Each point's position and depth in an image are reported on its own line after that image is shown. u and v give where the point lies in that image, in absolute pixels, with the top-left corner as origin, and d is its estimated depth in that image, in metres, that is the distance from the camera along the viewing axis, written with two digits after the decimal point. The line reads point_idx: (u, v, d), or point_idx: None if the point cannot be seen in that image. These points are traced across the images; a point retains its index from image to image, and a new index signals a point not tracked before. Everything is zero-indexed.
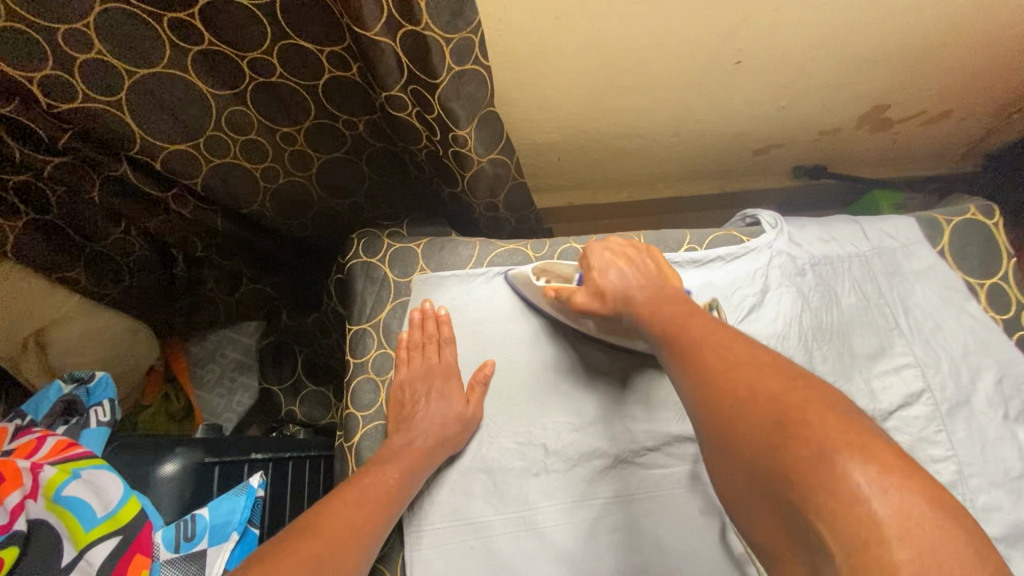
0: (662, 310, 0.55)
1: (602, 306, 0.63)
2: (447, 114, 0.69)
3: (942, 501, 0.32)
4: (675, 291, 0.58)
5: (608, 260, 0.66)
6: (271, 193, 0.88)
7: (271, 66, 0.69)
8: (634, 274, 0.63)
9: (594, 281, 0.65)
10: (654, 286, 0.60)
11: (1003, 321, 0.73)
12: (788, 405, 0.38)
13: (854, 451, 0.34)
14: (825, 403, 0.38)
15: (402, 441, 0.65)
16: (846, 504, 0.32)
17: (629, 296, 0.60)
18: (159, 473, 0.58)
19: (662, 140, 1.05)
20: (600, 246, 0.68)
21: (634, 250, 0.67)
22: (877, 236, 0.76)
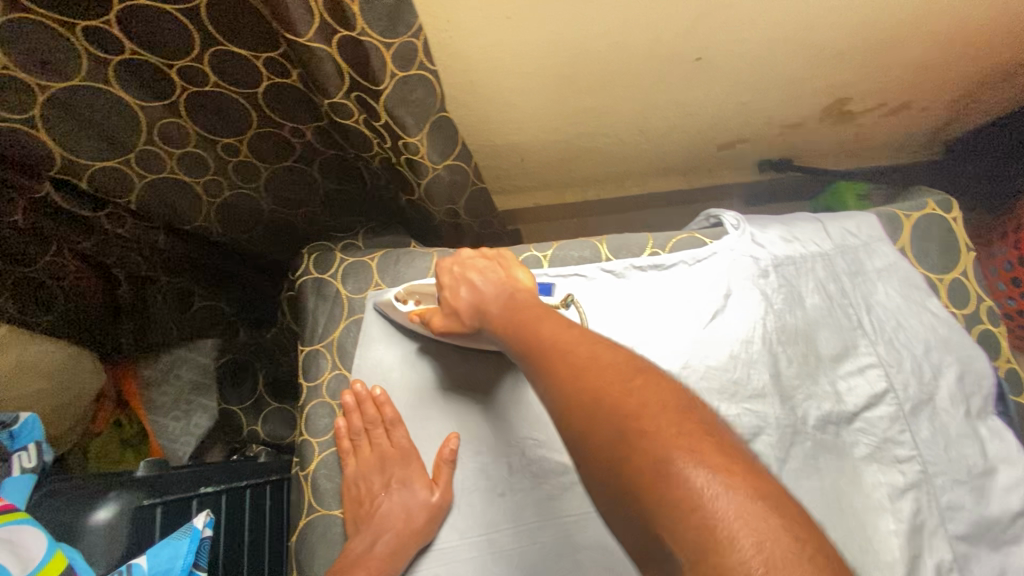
0: (514, 320, 0.53)
1: (460, 323, 0.62)
2: (395, 121, 0.65)
3: (756, 489, 0.34)
4: (523, 303, 0.56)
5: (460, 277, 0.63)
6: (216, 207, 0.83)
7: (203, 74, 0.64)
8: (483, 285, 0.60)
9: (448, 299, 0.62)
10: (506, 299, 0.58)
11: (963, 316, 0.73)
12: (629, 412, 0.38)
13: (682, 448, 0.35)
14: (658, 402, 0.39)
15: (371, 523, 0.61)
16: (686, 508, 0.33)
17: (482, 311, 0.58)
18: (90, 521, 0.55)
19: (626, 138, 1.03)
20: (448, 260, 0.64)
21: (487, 258, 0.65)
22: (839, 234, 0.76)
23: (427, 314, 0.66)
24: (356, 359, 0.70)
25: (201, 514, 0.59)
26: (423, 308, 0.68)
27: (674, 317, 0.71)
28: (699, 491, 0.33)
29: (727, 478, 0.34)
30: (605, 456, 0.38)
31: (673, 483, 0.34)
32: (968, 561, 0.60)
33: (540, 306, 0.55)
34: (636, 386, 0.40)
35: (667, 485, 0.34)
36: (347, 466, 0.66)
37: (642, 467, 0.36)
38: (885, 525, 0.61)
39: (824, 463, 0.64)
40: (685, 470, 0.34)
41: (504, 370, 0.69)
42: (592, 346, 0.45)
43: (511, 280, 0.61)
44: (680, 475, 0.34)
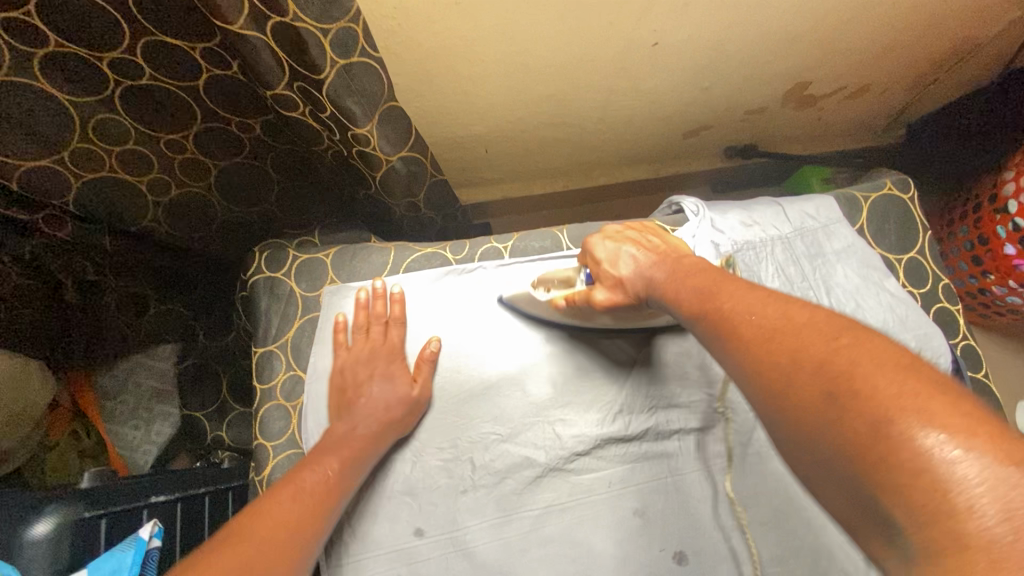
0: (681, 292, 0.50)
1: (625, 296, 0.58)
2: (341, 112, 0.63)
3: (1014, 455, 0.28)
4: (687, 268, 0.52)
5: (619, 246, 0.60)
6: (164, 205, 0.81)
7: (137, 67, 0.62)
8: (641, 256, 0.58)
9: (609, 272, 0.59)
10: (671, 263, 0.54)
11: (921, 294, 0.74)
12: (839, 371, 0.34)
13: (911, 409, 0.31)
14: (877, 359, 0.34)
15: (346, 429, 0.61)
16: (914, 471, 0.29)
17: (650, 283, 0.55)
18: (28, 534, 0.51)
19: (590, 127, 1.02)
20: (597, 237, 0.63)
21: (645, 230, 0.64)
22: (798, 217, 0.75)
23: (578, 295, 0.62)
24: (311, 358, 0.68)
25: (148, 526, 0.57)
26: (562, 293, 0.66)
27: None
28: (934, 455, 0.29)
29: (970, 438, 0.29)
30: (809, 421, 0.35)
31: (910, 449, 0.29)
32: None
33: (699, 267, 0.52)
34: (848, 339, 0.36)
35: (894, 449, 0.30)
36: (336, 356, 0.67)
37: (857, 426, 0.32)
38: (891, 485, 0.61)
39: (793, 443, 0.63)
40: (918, 428, 0.30)
41: (575, 349, 0.69)
42: (774, 304, 0.42)
43: (677, 249, 0.58)
44: (908, 434, 0.30)
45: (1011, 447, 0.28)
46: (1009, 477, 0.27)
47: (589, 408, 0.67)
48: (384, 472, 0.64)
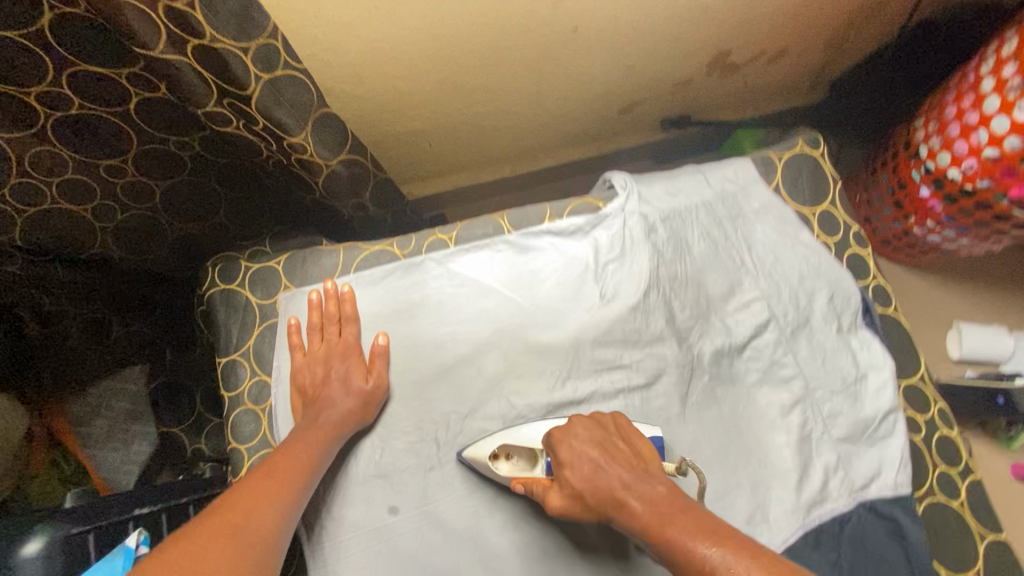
0: (673, 533, 0.48)
1: (584, 509, 0.56)
2: (272, 123, 0.66)
3: None
4: (673, 509, 0.50)
5: (581, 448, 0.57)
6: (112, 230, 0.83)
7: (65, 98, 0.63)
8: (595, 458, 0.56)
9: (569, 478, 0.56)
10: (643, 487, 0.52)
11: (834, 242, 0.80)
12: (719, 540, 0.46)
13: None
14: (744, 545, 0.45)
15: (318, 414, 0.66)
16: None
17: (621, 507, 0.52)
18: (20, 554, 0.55)
19: (526, 113, 1.06)
20: (566, 432, 0.59)
21: (602, 426, 0.60)
22: (719, 182, 0.81)
23: (536, 488, 0.60)
24: (274, 363, 0.71)
25: (135, 534, 0.60)
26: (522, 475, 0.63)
27: (577, 285, 0.76)
28: None
29: None
30: None
31: None
32: (850, 460, 0.70)
33: (687, 509, 0.50)
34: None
35: None
36: (293, 359, 0.70)
37: None
38: (778, 440, 0.70)
39: (721, 392, 0.72)
40: None
41: (516, 332, 0.74)
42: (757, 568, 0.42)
43: (641, 459, 0.57)
44: None
45: None
46: None
47: (539, 378, 0.72)
48: (356, 456, 0.69)
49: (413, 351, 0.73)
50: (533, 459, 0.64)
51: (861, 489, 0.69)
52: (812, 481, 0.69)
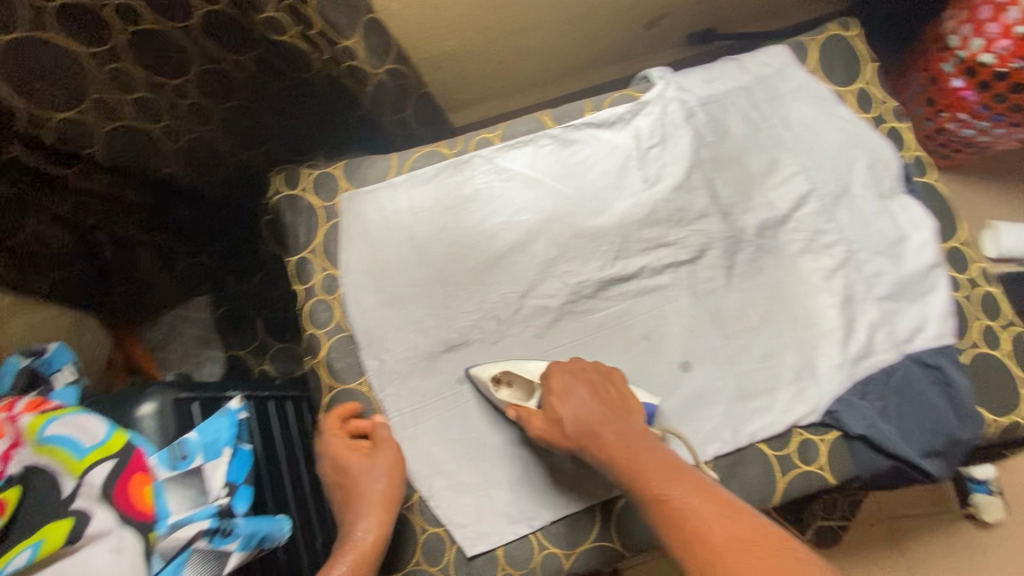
0: (638, 467, 0.60)
1: (560, 432, 0.65)
2: (329, 25, 0.71)
3: (756, 536, 0.51)
4: (636, 443, 0.62)
5: (570, 383, 0.67)
6: (179, 149, 0.88)
7: (139, 11, 0.67)
8: (583, 397, 0.65)
9: (551, 407, 0.66)
10: (620, 427, 0.64)
11: (870, 119, 0.82)
12: (683, 474, 0.59)
13: (714, 510, 0.54)
14: (693, 481, 0.58)
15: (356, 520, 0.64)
16: (700, 533, 0.53)
17: (596, 436, 0.63)
18: (137, 413, 0.60)
19: (555, 29, 1.07)
20: (561, 366, 0.68)
21: (595, 367, 0.69)
22: (755, 67, 0.82)
23: (523, 415, 0.67)
24: (342, 256, 0.76)
25: (235, 400, 0.64)
26: (515, 404, 0.69)
27: (622, 171, 0.78)
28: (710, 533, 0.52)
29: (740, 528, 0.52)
30: (654, 497, 0.57)
31: (699, 526, 0.53)
32: (894, 315, 0.73)
33: (645, 445, 0.62)
34: (713, 502, 0.55)
35: (689, 524, 0.54)
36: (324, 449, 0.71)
37: (673, 515, 0.55)
38: (823, 301, 0.73)
39: (766, 262, 0.75)
40: (709, 525, 0.53)
41: (565, 216, 0.77)
42: (698, 497, 0.55)
43: (625, 404, 0.66)
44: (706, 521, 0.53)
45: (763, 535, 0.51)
46: (749, 543, 0.50)
47: (591, 258, 0.76)
48: (424, 334, 0.73)
49: (469, 239, 0.77)
50: (529, 393, 0.70)
51: (906, 342, 0.72)
52: (858, 337, 0.72)
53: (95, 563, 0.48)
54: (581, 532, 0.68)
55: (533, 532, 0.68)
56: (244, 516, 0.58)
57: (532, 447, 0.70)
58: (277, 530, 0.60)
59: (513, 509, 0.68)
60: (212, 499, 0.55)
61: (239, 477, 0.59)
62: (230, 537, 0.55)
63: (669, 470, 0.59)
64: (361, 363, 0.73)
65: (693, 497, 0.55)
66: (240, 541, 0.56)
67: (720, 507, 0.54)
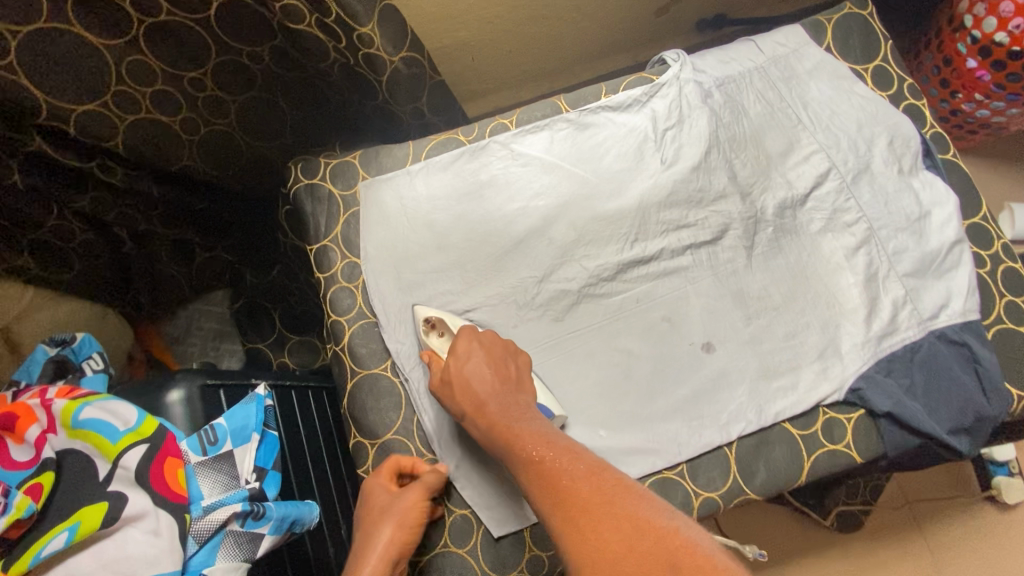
0: (514, 433, 0.57)
1: (449, 391, 0.64)
2: (344, 11, 0.69)
3: (612, 489, 0.47)
4: (517, 413, 0.60)
5: (473, 349, 0.66)
6: (197, 144, 0.87)
7: (157, 2, 0.67)
8: (481, 366, 0.64)
9: (451, 366, 0.65)
10: (506, 399, 0.61)
11: (889, 97, 0.81)
12: (557, 442, 0.55)
13: (579, 469, 0.50)
14: (568, 447, 0.54)
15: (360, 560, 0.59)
16: (563, 491, 0.48)
17: (482, 399, 0.61)
18: (166, 400, 0.60)
19: (567, 18, 1.07)
20: (471, 334, 0.67)
21: (505, 344, 0.67)
22: (770, 47, 0.82)
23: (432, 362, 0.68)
24: (362, 244, 0.76)
25: (262, 387, 0.64)
26: (434, 350, 0.70)
27: (640, 154, 0.78)
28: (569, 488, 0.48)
29: (598, 484, 0.48)
30: (525, 460, 0.54)
31: (560, 483, 0.49)
32: (918, 292, 0.72)
33: (528, 417, 0.59)
34: (583, 464, 0.51)
35: (556, 482, 0.50)
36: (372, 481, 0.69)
37: (539, 477, 0.51)
38: (845, 280, 0.73)
39: (787, 242, 0.75)
40: (571, 481, 0.49)
41: (583, 200, 0.77)
42: (564, 457, 0.52)
43: (519, 382, 0.65)
44: (568, 478, 0.49)
45: (625, 488, 0.47)
46: (606, 495, 0.46)
47: (610, 242, 0.76)
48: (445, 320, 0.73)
49: (488, 225, 0.77)
50: None
51: (931, 320, 0.71)
52: (882, 315, 0.71)
53: (134, 544, 0.48)
54: None
55: None
56: (275, 500, 0.58)
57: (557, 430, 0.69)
58: (307, 515, 0.60)
59: None
60: (243, 484, 0.56)
61: (268, 463, 0.60)
62: (263, 519, 0.55)
63: (546, 437, 0.56)
64: (384, 348, 0.73)
65: (557, 458, 0.52)
66: (272, 524, 0.56)
67: (586, 465, 0.51)
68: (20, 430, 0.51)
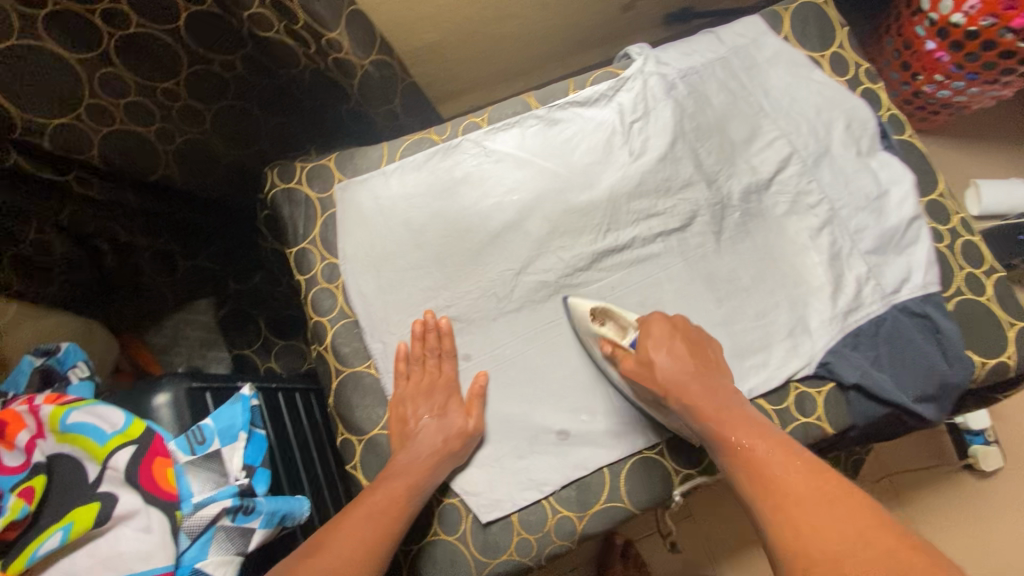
0: (721, 418, 0.62)
1: (649, 377, 0.66)
2: (312, 18, 0.72)
3: (834, 506, 0.53)
4: (721, 398, 0.64)
5: (662, 338, 0.68)
6: (173, 153, 0.88)
7: (126, 15, 0.69)
8: (678, 352, 0.66)
9: (647, 353, 0.67)
10: (707, 382, 0.65)
11: (846, 82, 0.84)
12: (769, 438, 0.60)
13: (798, 473, 0.56)
14: (783, 448, 0.59)
15: (407, 459, 0.66)
16: (781, 495, 0.56)
17: (682, 388, 0.64)
18: (153, 403, 0.61)
19: (536, 16, 1.09)
20: (660, 316, 0.69)
21: (686, 324, 0.70)
22: (731, 38, 0.85)
23: (619, 351, 0.69)
24: (340, 245, 0.78)
25: (246, 387, 0.65)
26: (610, 337, 0.70)
27: (609, 147, 0.80)
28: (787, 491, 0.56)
29: (825, 502, 0.54)
30: (736, 444, 0.60)
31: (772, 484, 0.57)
32: (880, 268, 0.75)
33: (732, 402, 0.64)
34: (803, 469, 0.57)
35: (771, 482, 0.57)
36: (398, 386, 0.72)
37: (748, 469, 0.59)
38: (810, 260, 0.76)
39: (753, 225, 0.78)
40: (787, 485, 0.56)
41: (555, 194, 0.79)
42: (778, 452, 0.59)
43: (710, 359, 0.68)
44: (786, 489, 0.56)
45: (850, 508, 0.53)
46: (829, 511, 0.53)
47: (584, 233, 0.78)
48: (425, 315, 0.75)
49: (464, 221, 0.79)
50: (624, 331, 0.71)
51: (893, 294, 0.74)
52: (846, 292, 0.74)
53: (125, 542, 0.50)
54: (591, 495, 0.70)
55: (546, 498, 0.70)
56: (265, 495, 0.60)
57: (539, 416, 0.72)
58: (297, 510, 0.62)
59: (524, 477, 0.70)
60: (232, 480, 0.57)
61: (256, 460, 0.61)
62: (253, 514, 0.57)
63: (752, 428, 0.61)
64: (366, 346, 0.75)
65: (770, 453, 0.59)
66: (262, 518, 0.57)
67: (795, 459, 0.58)
68: (10, 437, 0.51)
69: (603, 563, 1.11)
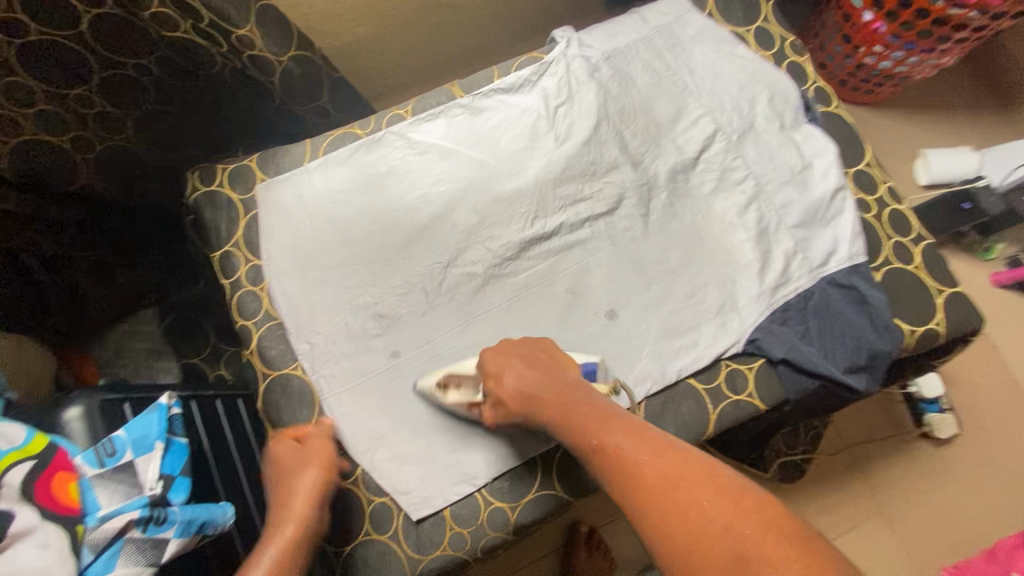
0: (575, 421, 0.58)
1: (507, 411, 0.66)
2: (217, 14, 0.71)
3: (700, 483, 0.47)
4: (570, 400, 0.61)
5: (508, 362, 0.66)
6: (93, 160, 0.88)
7: (20, 23, 0.66)
8: (523, 370, 0.65)
9: (495, 387, 0.66)
10: (557, 386, 0.63)
11: (771, 56, 0.83)
12: (632, 429, 0.55)
13: (657, 458, 0.51)
14: (644, 438, 0.53)
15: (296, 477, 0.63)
16: (642, 487, 0.49)
17: (535, 405, 0.63)
18: (63, 417, 0.60)
19: (470, 5, 1.08)
20: (491, 349, 0.68)
21: (530, 342, 0.69)
22: (654, 17, 0.84)
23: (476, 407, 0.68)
24: (264, 247, 0.76)
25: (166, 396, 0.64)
26: (466, 396, 0.68)
27: (534, 134, 0.79)
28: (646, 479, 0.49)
29: (689, 482, 0.48)
30: (599, 440, 0.55)
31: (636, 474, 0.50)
32: (807, 241, 0.75)
33: (584, 399, 0.61)
34: (663, 453, 0.51)
35: (632, 474, 0.51)
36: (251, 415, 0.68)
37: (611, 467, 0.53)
38: (737, 237, 0.75)
39: (681, 205, 0.77)
40: (647, 472, 0.50)
41: (481, 183, 0.78)
42: (641, 445, 0.52)
43: (557, 363, 0.67)
44: (646, 474, 0.50)
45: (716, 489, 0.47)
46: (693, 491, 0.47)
47: (511, 221, 0.77)
48: (353, 313, 0.74)
49: (389, 216, 0.77)
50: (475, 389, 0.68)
51: (821, 267, 0.74)
52: (774, 267, 0.74)
53: (24, 558, 0.48)
54: (524, 485, 0.70)
55: (478, 490, 0.69)
56: (182, 505, 0.60)
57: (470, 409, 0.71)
58: (218, 517, 0.61)
59: (457, 471, 0.69)
60: (145, 490, 0.56)
61: (176, 468, 0.60)
62: (166, 524, 0.56)
63: (608, 422, 0.56)
64: (293, 348, 0.74)
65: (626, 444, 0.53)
66: (177, 527, 0.57)
67: (653, 444, 0.53)
68: None
69: (568, 550, 1.11)
